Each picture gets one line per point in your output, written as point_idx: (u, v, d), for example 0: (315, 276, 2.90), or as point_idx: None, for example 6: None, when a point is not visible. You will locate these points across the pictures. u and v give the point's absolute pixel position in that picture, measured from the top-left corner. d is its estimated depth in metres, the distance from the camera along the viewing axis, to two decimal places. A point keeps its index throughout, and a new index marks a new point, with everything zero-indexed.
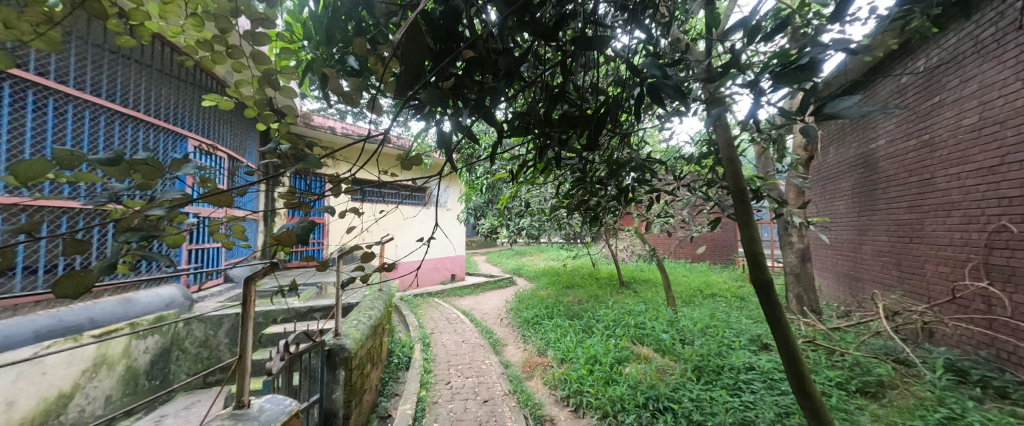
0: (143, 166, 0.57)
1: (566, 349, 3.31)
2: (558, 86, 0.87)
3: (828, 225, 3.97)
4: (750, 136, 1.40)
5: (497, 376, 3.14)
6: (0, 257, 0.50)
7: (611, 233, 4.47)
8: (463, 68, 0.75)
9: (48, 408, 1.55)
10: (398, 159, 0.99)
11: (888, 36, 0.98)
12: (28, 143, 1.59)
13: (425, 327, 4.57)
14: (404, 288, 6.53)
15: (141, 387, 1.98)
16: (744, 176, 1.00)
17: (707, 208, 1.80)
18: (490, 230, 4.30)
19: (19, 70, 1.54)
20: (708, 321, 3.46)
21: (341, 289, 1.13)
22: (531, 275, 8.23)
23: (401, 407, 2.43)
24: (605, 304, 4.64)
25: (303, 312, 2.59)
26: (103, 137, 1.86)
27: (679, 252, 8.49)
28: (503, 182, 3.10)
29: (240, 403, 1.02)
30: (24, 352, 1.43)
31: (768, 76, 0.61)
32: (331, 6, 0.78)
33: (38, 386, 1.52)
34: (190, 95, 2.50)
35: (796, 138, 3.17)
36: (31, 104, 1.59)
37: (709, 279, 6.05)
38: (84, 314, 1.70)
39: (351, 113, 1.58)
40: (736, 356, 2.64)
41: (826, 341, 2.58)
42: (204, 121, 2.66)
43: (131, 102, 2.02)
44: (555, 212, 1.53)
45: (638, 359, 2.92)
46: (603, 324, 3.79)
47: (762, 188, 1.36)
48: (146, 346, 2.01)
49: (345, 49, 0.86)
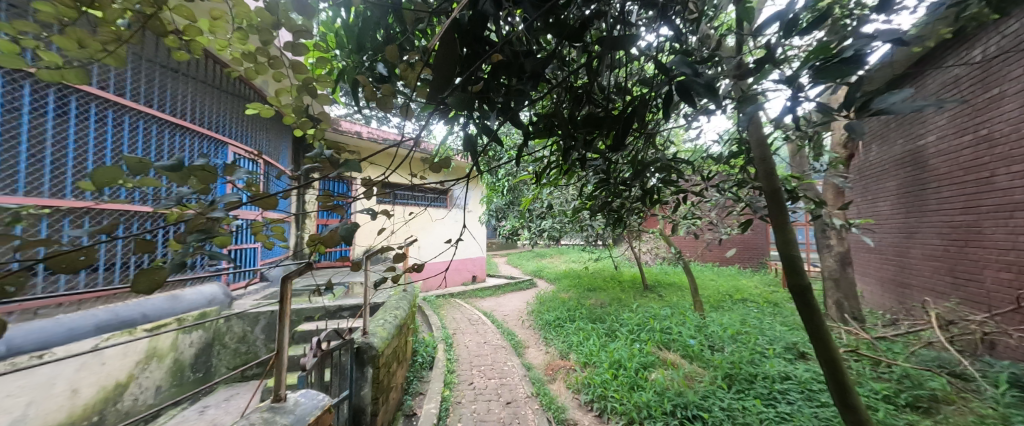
0: (202, 172, 0.61)
1: (589, 352, 3.27)
2: (583, 87, 0.87)
3: (872, 227, 3.75)
4: (784, 135, 1.35)
5: (519, 378, 3.14)
6: (83, 256, 0.54)
7: (635, 235, 4.39)
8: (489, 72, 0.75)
9: (107, 396, 1.67)
10: (428, 163, 1.01)
11: (939, 25, 0.92)
12: (92, 152, 1.72)
13: (448, 328, 4.62)
14: (427, 289, 6.63)
15: (187, 378, 2.10)
16: (778, 176, 0.96)
17: (736, 209, 1.75)
18: (512, 231, 4.31)
19: (83, 84, 1.67)
20: (740, 328, 3.34)
21: (371, 288, 1.16)
22: (552, 277, 8.19)
23: (426, 406, 2.48)
24: (628, 308, 4.55)
25: (332, 311, 2.68)
26: (154, 144, 1.98)
27: (706, 255, 8.24)
28: (524, 184, 3.11)
29: (277, 397, 1.06)
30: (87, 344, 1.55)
31: (808, 71, 0.58)
32: (363, 15, 0.81)
33: (99, 376, 1.64)
34: (230, 103, 2.64)
35: (835, 135, 3.02)
36: (93, 115, 1.72)
37: (738, 283, 5.84)
38: (137, 310, 1.81)
39: (378, 118, 1.63)
40: (771, 364, 2.53)
41: (870, 351, 2.43)
42: (242, 128, 2.79)
43: (179, 112, 2.15)
44: (578, 214, 1.51)
45: (664, 365, 2.84)
46: (627, 328, 3.72)
47: (799, 188, 1.30)
48: (191, 340, 2.13)
49: (375, 56, 0.88)
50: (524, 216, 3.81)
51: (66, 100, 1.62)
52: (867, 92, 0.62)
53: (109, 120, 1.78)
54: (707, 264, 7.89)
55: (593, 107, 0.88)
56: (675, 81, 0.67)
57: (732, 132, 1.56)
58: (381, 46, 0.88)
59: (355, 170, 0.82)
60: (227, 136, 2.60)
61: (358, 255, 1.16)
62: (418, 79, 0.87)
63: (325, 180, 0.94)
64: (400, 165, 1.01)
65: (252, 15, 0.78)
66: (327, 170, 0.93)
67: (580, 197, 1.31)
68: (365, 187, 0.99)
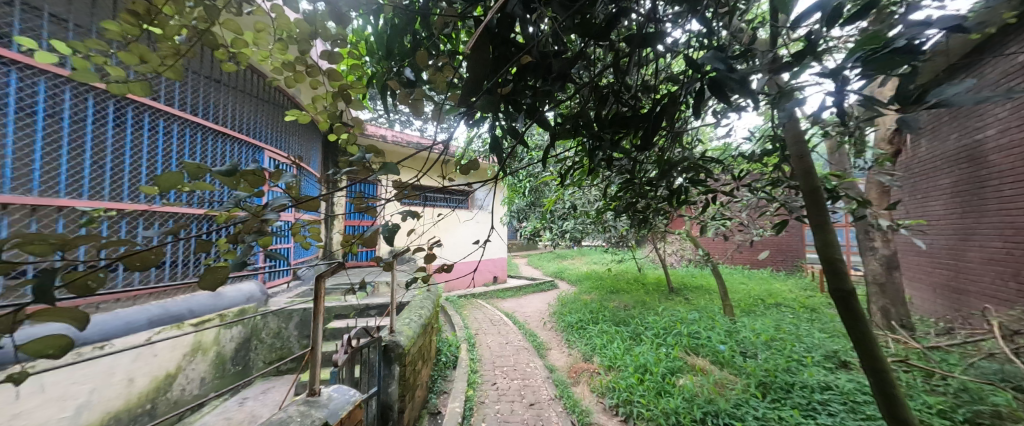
0: (253, 175, 0.65)
1: (614, 356, 3.22)
2: (609, 86, 0.85)
3: (923, 228, 3.51)
4: (822, 132, 1.29)
5: (543, 380, 3.13)
6: (154, 254, 0.59)
7: (660, 237, 4.30)
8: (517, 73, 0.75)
9: (158, 385, 1.78)
10: (458, 165, 1.02)
11: (1003, 10, 0.86)
12: (146, 157, 1.84)
13: (471, 328, 4.66)
14: (450, 289, 6.71)
15: (228, 371, 2.21)
16: (818, 173, 0.93)
17: (770, 210, 1.68)
18: (533, 233, 4.31)
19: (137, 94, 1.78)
20: (774, 334, 3.20)
21: (401, 287, 1.19)
22: (574, 279, 8.12)
23: (451, 405, 2.51)
24: (653, 311, 4.46)
25: (360, 309, 2.76)
26: (199, 149, 2.09)
27: (736, 257, 7.96)
28: (546, 185, 3.11)
29: (312, 391, 1.10)
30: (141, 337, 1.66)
31: (853, 63, 0.55)
32: (394, 22, 0.83)
33: (151, 366, 1.75)
34: (266, 109, 2.77)
35: (880, 130, 2.85)
36: (147, 124, 1.83)
37: (771, 287, 5.60)
38: (185, 305, 1.93)
39: (401, 122, 1.66)
40: (809, 373, 2.41)
41: (921, 362, 2.27)
42: (277, 133, 2.93)
43: (222, 119, 2.27)
44: (602, 215, 1.49)
45: (693, 371, 2.76)
46: (653, 332, 3.64)
47: (840, 187, 1.24)
48: (233, 335, 2.25)
49: (404, 62, 0.91)
50: (547, 216, 3.80)
51: (124, 111, 1.74)
52: (921, 84, 0.58)
53: (161, 128, 1.90)
54: (737, 267, 7.62)
55: (620, 106, 0.87)
56: (707, 77, 0.66)
57: (764, 130, 1.50)
58: (411, 52, 0.91)
59: (395, 173, 0.85)
60: (263, 141, 2.72)
61: (388, 256, 1.19)
62: (446, 82, 0.89)
63: (361, 183, 0.97)
64: (431, 168, 1.03)
65: (291, 27, 0.82)
66: (361, 173, 0.96)
67: (604, 197, 1.30)
68: (398, 189, 1.01)
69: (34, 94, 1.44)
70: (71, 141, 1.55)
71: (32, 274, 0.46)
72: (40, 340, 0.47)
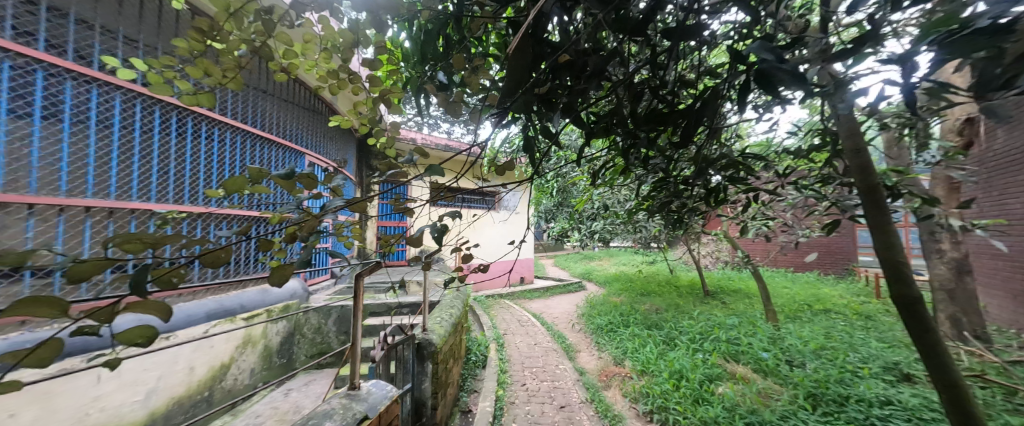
0: (307, 177, 0.71)
1: (647, 360, 3.14)
2: (645, 83, 0.83)
3: (1002, 229, 3.17)
4: (879, 124, 1.20)
5: (572, 382, 3.10)
6: (224, 252, 0.62)
7: (693, 238, 4.15)
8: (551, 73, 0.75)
9: (215, 374, 1.91)
10: (493, 167, 1.03)
11: None
12: (204, 162, 1.97)
13: (499, 328, 4.69)
14: (478, 289, 6.77)
15: (275, 363, 2.33)
16: (875, 171, 0.86)
17: (819, 210, 1.59)
18: (561, 233, 4.28)
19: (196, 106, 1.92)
20: (823, 342, 3.01)
21: (436, 287, 1.22)
22: (602, 280, 7.99)
23: (482, 404, 2.53)
24: (687, 315, 4.31)
25: (394, 307, 2.85)
26: (248, 156, 2.22)
27: (779, 260, 7.55)
28: (574, 185, 3.08)
29: (352, 385, 1.15)
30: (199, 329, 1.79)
31: (926, 47, 0.50)
32: (430, 27, 0.85)
33: (209, 356, 1.88)
34: (307, 115, 2.91)
35: (947, 121, 2.61)
36: (204, 133, 1.97)
37: (818, 292, 5.27)
38: (236, 301, 2.06)
39: (430, 125, 1.70)
40: (866, 386, 2.24)
41: (998, 378, 2.06)
42: (316, 138, 3.07)
43: (268, 127, 2.41)
44: (634, 215, 1.46)
45: (733, 379, 2.64)
46: (687, 336, 3.52)
47: (902, 184, 1.14)
48: (278, 329, 2.38)
49: (439, 67, 0.93)
50: (575, 217, 3.77)
51: (185, 122, 1.88)
52: (1012, 64, 0.50)
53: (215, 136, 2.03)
54: (778, 270, 7.23)
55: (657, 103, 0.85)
56: (751, 70, 0.63)
57: (809, 124, 1.42)
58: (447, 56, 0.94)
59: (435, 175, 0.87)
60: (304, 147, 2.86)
61: (423, 255, 1.22)
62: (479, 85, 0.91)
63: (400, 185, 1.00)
64: (467, 170, 1.05)
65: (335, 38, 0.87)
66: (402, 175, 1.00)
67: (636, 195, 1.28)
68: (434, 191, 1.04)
69: (110, 108, 1.59)
70: (141, 149, 1.71)
71: (129, 270, 0.49)
72: (137, 329, 0.51)
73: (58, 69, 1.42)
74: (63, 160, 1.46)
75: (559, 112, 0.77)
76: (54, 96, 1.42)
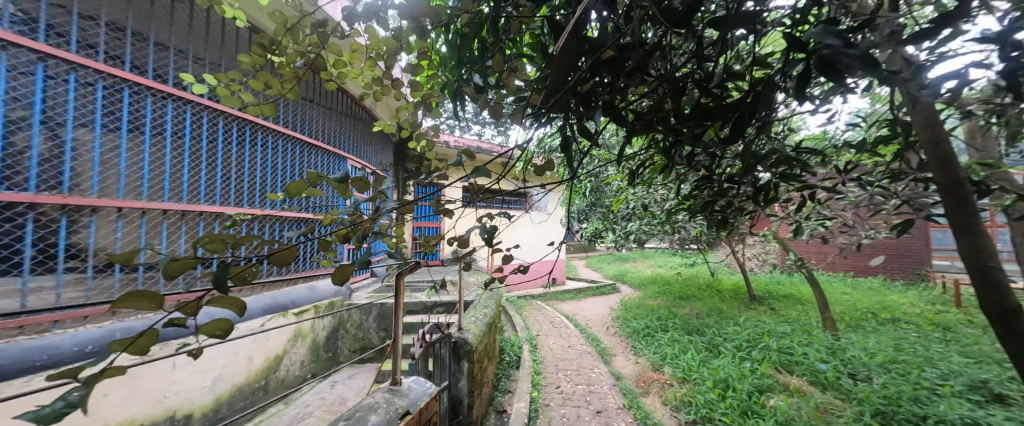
0: (361, 181, 0.76)
1: (687, 367, 3.03)
2: (692, 75, 0.80)
3: None
4: (963, 112, 1.08)
5: (608, 387, 3.05)
6: (291, 253, 0.67)
7: (737, 239, 3.95)
8: (593, 70, 0.73)
9: (269, 365, 2.05)
10: (531, 167, 1.04)
11: None
12: (258, 169, 2.10)
13: (532, 329, 4.68)
14: (510, 289, 6.80)
15: (322, 357, 2.46)
16: (961, 166, 0.92)
17: (888, 208, 1.46)
18: (594, 233, 4.21)
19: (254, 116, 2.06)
20: (891, 354, 2.76)
21: (474, 286, 1.24)
22: (637, 282, 7.80)
23: (517, 405, 2.54)
24: (732, 321, 4.11)
25: (430, 306, 2.93)
26: (297, 161, 2.37)
27: (837, 264, 7.03)
28: (609, 185, 3.03)
29: (395, 381, 1.19)
30: (256, 323, 1.92)
31: None
32: (466, 29, 0.87)
33: (264, 348, 2.01)
34: (348, 121, 3.05)
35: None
36: (260, 141, 2.11)
37: (882, 299, 4.86)
38: (287, 297, 2.20)
39: (460, 127, 1.73)
40: (947, 405, 2.03)
41: None
42: (356, 142, 3.22)
43: (314, 133, 2.56)
44: (674, 215, 1.41)
45: (787, 392, 2.49)
46: (733, 344, 3.35)
47: (994, 178, 1.03)
48: (324, 324, 2.51)
49: (475, 68, 0.94)
50: (609, 219, 3.70)
51: (244, 132, 2.03)
52: None
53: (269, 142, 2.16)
54: (835, 275, 6.73)
55: (703, 97, 0.81)
56: (812, 57, 0.59)
57: (872, 115, 1.32)
58: (487, 61, 0.97)
59: (480, 176, 0.89)
60: (347, 152, 3.01)
61: (463, 256, 1.25)
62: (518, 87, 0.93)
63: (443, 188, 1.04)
64: (506, 172, 1.06)
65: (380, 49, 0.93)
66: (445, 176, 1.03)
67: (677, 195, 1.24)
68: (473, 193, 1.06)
69: (181, 119, 1.76)
70: (205, 155, 1.86)
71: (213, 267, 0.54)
72: (218, 323, 0.56)
73: (141, 87, 1.60)
74: (146, 169, 1.65)
75: (602, 111, 0.77)
76: (138, 112, 1.60)
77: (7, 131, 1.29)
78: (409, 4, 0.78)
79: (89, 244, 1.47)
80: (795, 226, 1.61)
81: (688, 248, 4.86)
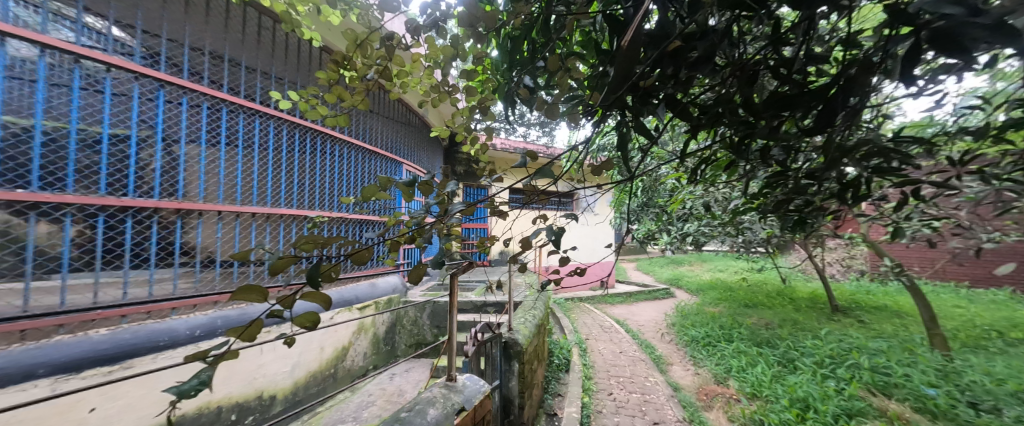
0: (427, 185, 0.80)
1: (758, 383, 2.85)
2: (766, 63, 0.75)
3: None
4: None
5: (666, 397, 2.94)
6: (366, 253, 0.73)
7: (816, 244, 3.63)
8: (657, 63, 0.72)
9: (337, 356, 2.23)
10: (588, 167, 1.04)
11: None
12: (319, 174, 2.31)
13: (581, 332, 4.63)
14: (558, 292, 6.79)
15: (381, 350, 2.64)
16: None
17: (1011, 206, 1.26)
18: (647, 236, 4.10)
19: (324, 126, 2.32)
20: (1018, 381, 2.38)
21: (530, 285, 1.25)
22: (693, 288, 7.44)
23: (568, 409, 2.51)
24: (809, 333, 3.78)
25: (481, 306, 3.00)
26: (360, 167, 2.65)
27: (950, 271, 6.22)
28: (663, 185, 2.94)
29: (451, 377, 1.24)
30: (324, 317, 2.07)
31: None
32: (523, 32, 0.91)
33: (331, 339, 2.18)
34: (401, 127, 3.24)
35: None
36: (329, 150, 2.38)
37: (1001, 315, 4.20)
38: (351, 293, 2.35)
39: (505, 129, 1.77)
40: None
41: None
42: (409, 148, 3.46)
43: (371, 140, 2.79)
44: (741, 215, 1.33)
45: (879, 416, 2.24)
46: (812, 359, 3.09)
47: None
48: (384, 320, 2.67)
49: (525, 71, 0.98)
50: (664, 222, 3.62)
51: (316, 142, 2.31)
52: None
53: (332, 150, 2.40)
54: (940, 286, 5.90)
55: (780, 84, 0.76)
56: (926, 28, 0.53)
57: (989, 97, 1.14)
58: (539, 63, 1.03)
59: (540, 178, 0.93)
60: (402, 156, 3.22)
61: (519, 257, 1.27)
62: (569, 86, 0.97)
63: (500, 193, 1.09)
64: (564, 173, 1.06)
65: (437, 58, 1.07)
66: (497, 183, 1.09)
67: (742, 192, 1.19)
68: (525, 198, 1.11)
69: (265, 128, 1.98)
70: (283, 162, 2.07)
71: (306, 266, 0.63)
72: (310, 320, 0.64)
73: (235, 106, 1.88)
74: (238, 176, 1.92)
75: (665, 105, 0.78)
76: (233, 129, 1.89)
77: (137, 148, 1.59)
78: (467, 8, 0.83)
79: (196, 240, 1.77)
80: (890, 228, 1.44)
81: (754, 252, 4.58)
